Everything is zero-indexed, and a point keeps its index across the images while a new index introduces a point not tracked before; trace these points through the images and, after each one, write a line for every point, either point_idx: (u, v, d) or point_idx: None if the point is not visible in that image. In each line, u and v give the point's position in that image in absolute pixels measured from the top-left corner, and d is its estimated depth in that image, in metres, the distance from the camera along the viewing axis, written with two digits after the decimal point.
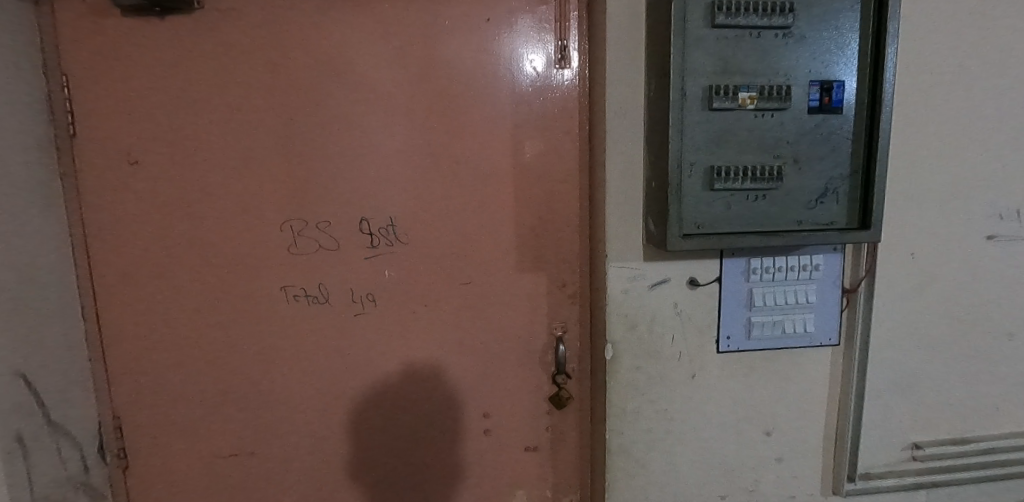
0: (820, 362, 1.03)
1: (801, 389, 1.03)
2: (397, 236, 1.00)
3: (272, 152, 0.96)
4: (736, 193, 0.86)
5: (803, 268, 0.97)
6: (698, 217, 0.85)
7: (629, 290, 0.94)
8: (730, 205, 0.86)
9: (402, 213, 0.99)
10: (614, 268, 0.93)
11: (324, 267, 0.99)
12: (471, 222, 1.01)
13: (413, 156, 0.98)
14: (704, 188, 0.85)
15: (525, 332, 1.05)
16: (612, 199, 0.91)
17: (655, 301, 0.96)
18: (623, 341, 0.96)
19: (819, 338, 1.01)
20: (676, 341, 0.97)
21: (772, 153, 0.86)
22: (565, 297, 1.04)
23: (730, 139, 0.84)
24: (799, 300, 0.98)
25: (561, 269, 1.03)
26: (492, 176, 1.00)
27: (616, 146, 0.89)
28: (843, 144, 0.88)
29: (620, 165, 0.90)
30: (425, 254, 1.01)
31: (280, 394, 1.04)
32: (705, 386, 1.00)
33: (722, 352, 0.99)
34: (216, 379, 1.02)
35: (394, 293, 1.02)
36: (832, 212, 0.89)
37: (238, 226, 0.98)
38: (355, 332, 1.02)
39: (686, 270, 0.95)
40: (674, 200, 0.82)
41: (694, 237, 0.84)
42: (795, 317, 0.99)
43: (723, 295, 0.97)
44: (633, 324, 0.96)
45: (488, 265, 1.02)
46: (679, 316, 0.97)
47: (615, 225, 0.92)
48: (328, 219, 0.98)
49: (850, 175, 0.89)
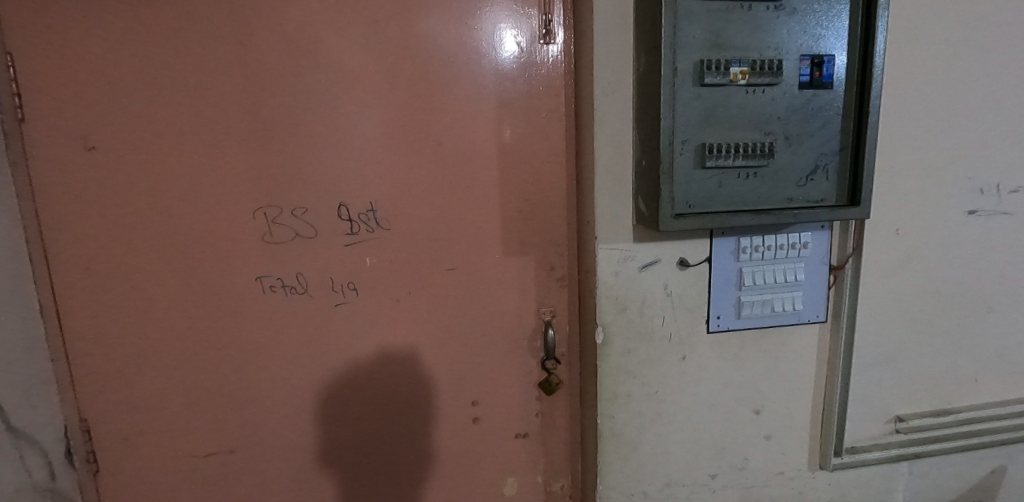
0: (808, 339, 1.03)
1: (789, 367, 1.04)
2: (378, 221, 0.96)
3: (242, 136, 0.91)
4: (727, 172, 0.84)
5: (791, 246, 0.97)
6: (690, 197, 0.83)
7: (619, 272, 0.92)
8: (722, 184, 0.84)
9: (382, 198, 0.95)
10: (603, 251, 0.91)
11: (301, 256, 0.95)
12: (456, 206, 0.97)
13: (393, 138, 0.94)
14: (696, 167, 0.82)
15: (513, 318, 1.02)
16: (601, 180, 0.89)
17: (646, 283, 0.94)
18: (613, 324, 0.94)
19: (807, 316, 1.01)
20: (667, 323, 0.96)
21: (763, 130, 0.84)
22: (553, 281, 1.02)
23: (721, 116, 0.82)
24: (787, 279, 0.98)
25: (548, 253, 1.01)
26: (476, 157, 0.96)
27: (604, 124, 0.86)
28: (833, 120, 0.87)
29: (609, 145, 0.87)
30: (408, 240, 0.97)
31: (260, 389, 1.00)
32: (695, 367, 0.99)
33: (712, 332, 0.98)
34: (191, 376, 0.98)
35: (376, 281, 0.98)
36: (822, 190, 0.88)
37: (208, 214, 0.92)
38: (338, 323, 0.98)
39: (676, 250, 0.94)
40: (666, 179, 0.80)
41: (686, 217, 0.82)
42: (783, 295, 0.98)
43: (713, 275, 0.96)
44: (623, 308, 0.94)
45: (474, 251, 0.99)
46: (669, 298, 0.95)
47: (604, 207, 0.90)
48: (304, 205, 0.93)
49: (839, 151, 0.88)
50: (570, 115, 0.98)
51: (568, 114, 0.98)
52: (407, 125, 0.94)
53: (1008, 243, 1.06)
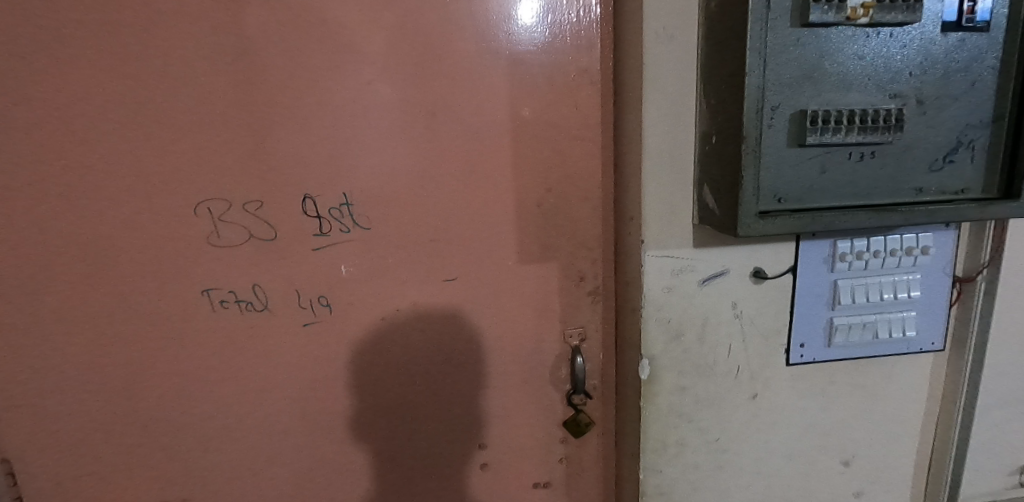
0: (917, 372, 0.79)
1: (890, 407, 0.80)
2: (356, 218, 0.74)
3: (174, 107, 0.67)
4: (834, 152, 0.59)
5: (905, 252, 0.72)
6: (782, 187, 0.59)
7: (673, 287, 0.69)
8: (825, 169, 0.60)
9: (360, 188, 0.73)
10: (653, 260, 0.68)
11: (259, 264, 0.74)
12: (457, 198, 0.75)
13: (372, 110, 0.71)
14: (791, 144, 0.58)
15: (532, 341, 0.80)
16: (651, 163, 0.65)
17: (708, 301, 0.71)
18: (663, 355, 0.72)
19: (919, 343, 0.76)
20: (734, 353, 0.73)
21: (887, 91, 0.59)
22: (583, 294, 0.79)
23: (829, 71, 0.58)
24: (898, 295, 0.73)
25: (577, 259, 0.78)
26: (484, 135, 0.73)
27: (657, 87, 0.63)
28: (987, 75, 0.61)
29: (663, 116, 0.64)
30: (397, 242, 0.75)
31: (216, 426, 0.80)
32: (768, 408, 0.76)
33: (792, 364, 0.75)
34: (128, 412, 0.78)
35: (356, 294, 0.77)
36: (964, 176, 0.63)
37: (133, 211, 0.70)
38: (307, 347, 0.78)
39: (749, 258, 0.70)
40: (750, 163, 0.56)
41: (776, 215, 0.58)
42: (891, 316, 0.74)
43: (798, 290, 0.72)
44: (677, 334, 0.71)
45: (481, 256, 0.77)
46: (738, 320, 0.72)
47: (655, 201, 0.66)
48: (260, 199, 0.71)
49: (993, 121, 0.62)
50: (607, 78, 0.74)
51: (605, 76, 0.74)
52: (390, 92, 0.70)
53: None
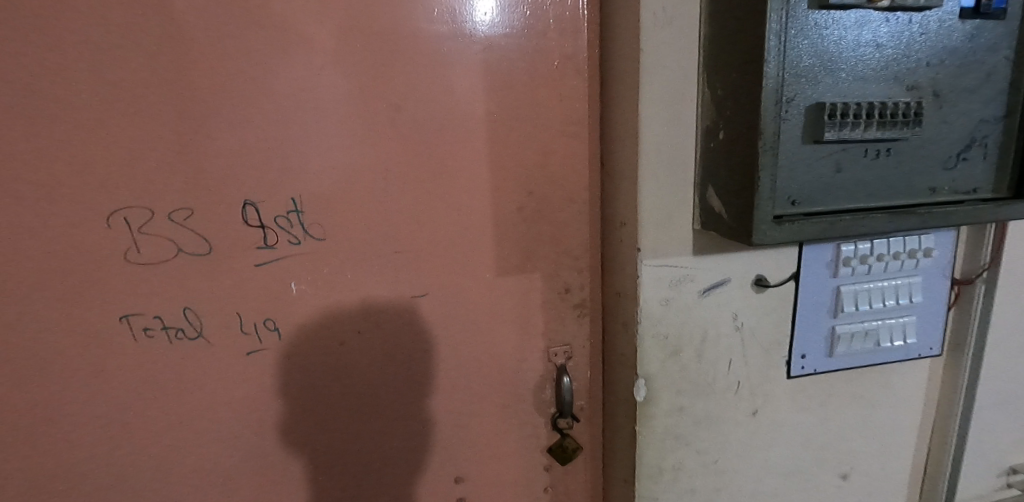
0: (915, 378, 0.75)
1: (888, 416, 0.76)
2: (306, 227, 0.63)
3: (67, 90, 0.53)
4: (850, 149, 0.54)
5: (909, 255, 0.68)
6: (796, 188, 0.52)
7: (672, 300, 0.62)
8: (841, 168, 0.54)
9: (310, 192, 0.62)
10: (650, 270, 0.61)
11: (189, 283, 0.61)
12: (427, 203, 0.65)
13: (325, 99, 0.60)
14: (806, 141, 0.52)
15: (513, 361, 0.72)
16: (649, 162, 0.57)
17: (708, 313, 0.64)
18: (660, 374, 0.65)
19: (919, 349, 0.73)
20: (734, 368, 0.67)
21: (905, 82, 0.54)
22: (569, 308, 0.71)
23: (847, 58, 0.52)
24: (900, 301, 0.69)
25: (562, 268, 0.70)
26: (458, 131, 0.63)
27: (657, 76, 0.55)
28: (1001, 67, 0.57)
29: (663, 109, 0.56)
30: (357, 255, 0.65)
31: (131, 486, 0.64)
32: (767, 424, 0.71)
33: (793, 377, 0.70)
34: (19, 481, 0.61)
35: (311, 317, 0.65)
36: (976, 175, 0.59)
37: (19, 223, 0.55)
38: (254, 380, 0.65)
39: (751, 265, 0.64)
40: (766, 161, 0.49)
41: (792, 221, 0.51)
42: (892, 323, 0.70)
43: (801, 298, 0.67)
44: (675, 350, 0.64)
45: (456, 268, 0.67)
46: (739, 333, 0.66)
47: (652, 204, 0.59)
48: (188, 206, 0.59)
49: (1005, 117, 0.58)
50: (594, 67, 0.66)
51: (592, 65, 0.66)
52: (346, 80, 0.60)
53: None
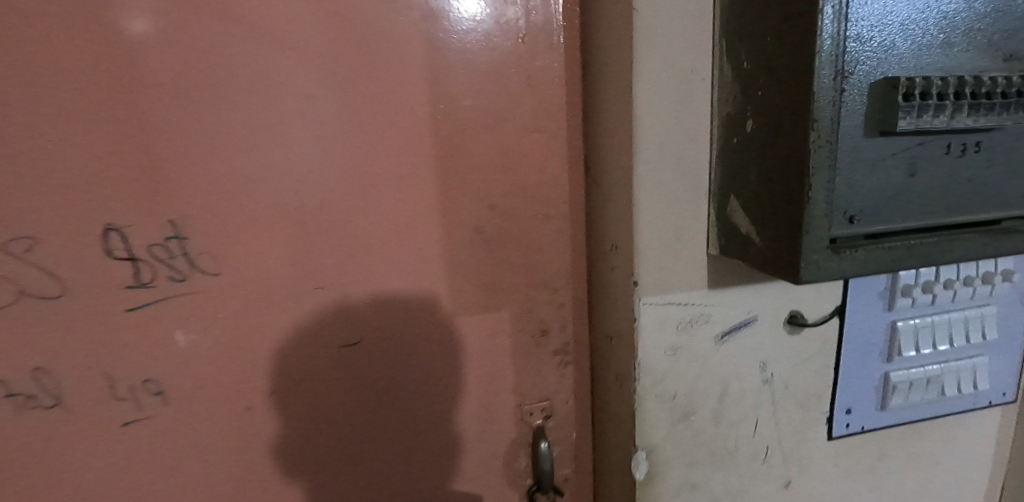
0: (982, 430, 0.60)
1: (949, 477, 0.61)
2: (194, 258, 0.44)
3: None
4: (927, 143, 0.38)
5: (981, 280, 0.53)
6: (858, 200, 0.37)
7: (681, 348, 0.47)
8: (916, 170, 0.38)
9: (190, 209, 0.43)
10: (651, 311, 0.45)
11: (27, 338, 0.42)
12: (355, 223, 0.48)
13: (197, 79, 0.41)
14: (870, 132, 0.37)
15: (478, 424, 0.55)
16: (649, 167, 0.42)
17: (729, 363, 0.49)
18: (667, 444, 0.49)
19: (990, 396, 0.58)
20: (762, 430, 0.52)
21: (1001, 50, 0.39)
22: (547, 354, 0.55)
23: (928, 15, 0.36)
24: (970, 339, 0.54)
25: (538, 304, 0.54)
26: (394, 124, 0.47)
27: (657, 46, 0.39)
28: None
29: (667, 92, 0.40)
30: (262, 294, 0.47)
31: None
32: (803, 497, 0.55)
33: (835, 438, 0.54)
34: None
35: (204, 380, 0.47)
36: None
37: None
38: (120, 466, 0.47)
39: (785, 299, 0.48)
40: (823, 162, 0.33)
41: (855, 246, 0.36)
42: (960, 366, 0.55)
43: (847, 339, 0.51)
44: (685, 413, 0.49)
45: (398, 308, 0.51)
46: (768, 387, 0.51)
47: (654, 223, 0.43)
48: (27, 225, 0.40)
49: None
50: (572, 40, 0.50)
51: (570, 37, 0.50)
52: (228, 53, 0.42)
53: None
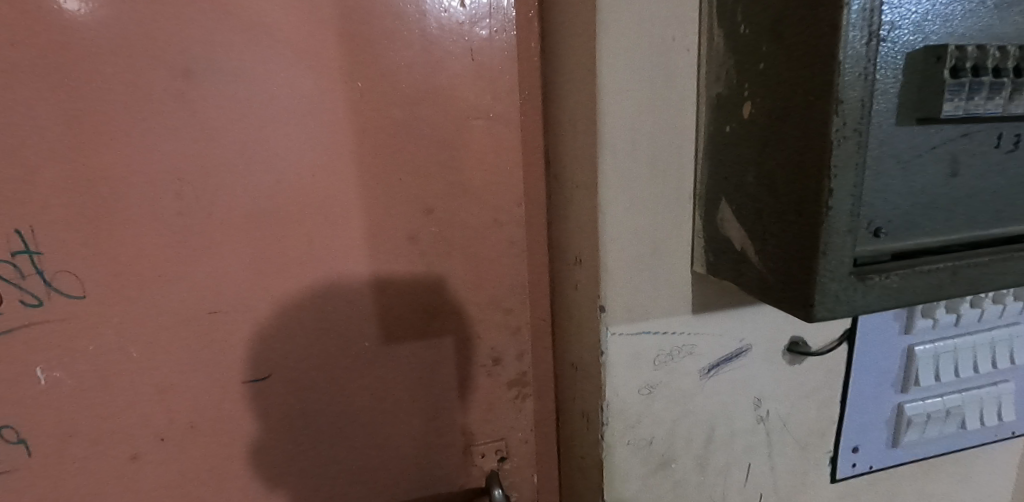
0: (1002, 462, 0.53)
1: None
2: (47, 279, 0.35)
3: None
4: (974, 134, 0.30)
5: (1013, 296, 0.45)
6: (886, 208, 0.28)
7: (658, 386, 0.38)
8: (958, 167, 0.30)
9: (27, 216, 0.34)
10: (621, 343, 0.36)
11: None
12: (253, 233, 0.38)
13: (24, 42, 0.31)
14: (903, 119, 0.28)
15: (419, 469, 0.47)
16: (616, 163, 0.32)
17: (716, 401, 0.40)
18: (640, 498, 0.41)
19: (1015, 426, 0.50)
20: (754, 476, 0.43)
21: None
22: (501, 386, 0.47)
23: None
24: (998, 364, 0.46)
25: (488, 329, 0.45)
26: (294, 106, 0.37)
27: (627, 4, 0.30)
28: None
29: (640, 67, 0.31)
30: (134, 323, 0.37)
31: None
32: None
33: (838, 480, 0.46)
34: None
35: (71, 428, 0.38)
36: None
37: None
38: None
39: (784, 323, 0.40)
40: (851, 159, 0.24)
41: (885, 270, 0.27)
42: (984, 395, 0.47)
43: (856, 368, 0.43)
44: (663, 462, 0.40)
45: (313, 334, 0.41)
46: (762, 426, 0.42)
47: (623, 235, 0.34)
48: None
49: None
50: (527, 3, 0.40)
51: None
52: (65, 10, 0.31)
53: None
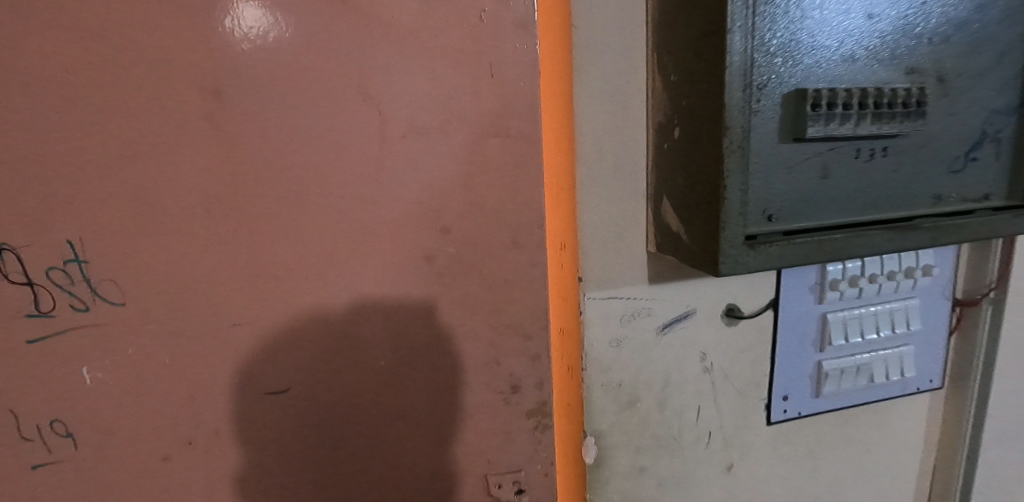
0: (912, 415, 0.65)
1: (885, 459, 0.65)
2: (94, 284, 0.29)
3: None
4: (838, 148, 0.42)
5: (904, 275, 0.57)
6: (773, 200, 0.41)
7: (624, 340, 0.50)
8: (828, 172, 0.42)
9: (70, 209, 0.28)
10: (595, 304, 0.48)
11: None
12: (259, 224, 0.30)
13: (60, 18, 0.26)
14: (784, 138, 0.40)
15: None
16: (589, 170, 0.45)
17: (670, 353, 0.52)
18: (613, 429, 0.52)
19: (917, 382, 0.62)
20: (705, 416, 0.55)
21: (902, 65, 0.43)
22: (520, 416, 0.38)
23: (831, 32, 0.40)
24: (896, 328, 0.58)
25: (505, 353, 0.36)
26: (354, 77, 0.30)
27: (593, 59, 0.42)
28: (1010, 48, 0.46)
29: (605, 101, 0.44)
30: (172, 341, 0.31)
31: None
32: (747, 480, 0.59)
33: (773, 423, 0.58)
34: None
35: (106, 440, 0.31)
36: (988, 178, 0.48)
37: None
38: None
39: (720, 293, 0.52)
40: (735, 165, 0.37)
41: (771, 241, 0.39)
42: (887, 354, 0.59)
43: (781, 330, 0.55)
44: (630, 400, 0.52)
45: (315, 355, 0.33)
46: (708, 375, 0.54)
47: (596, 223, 0.46)
48: None
49: (1019, 107, 0.48)
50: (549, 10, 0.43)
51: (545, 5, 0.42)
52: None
53: None
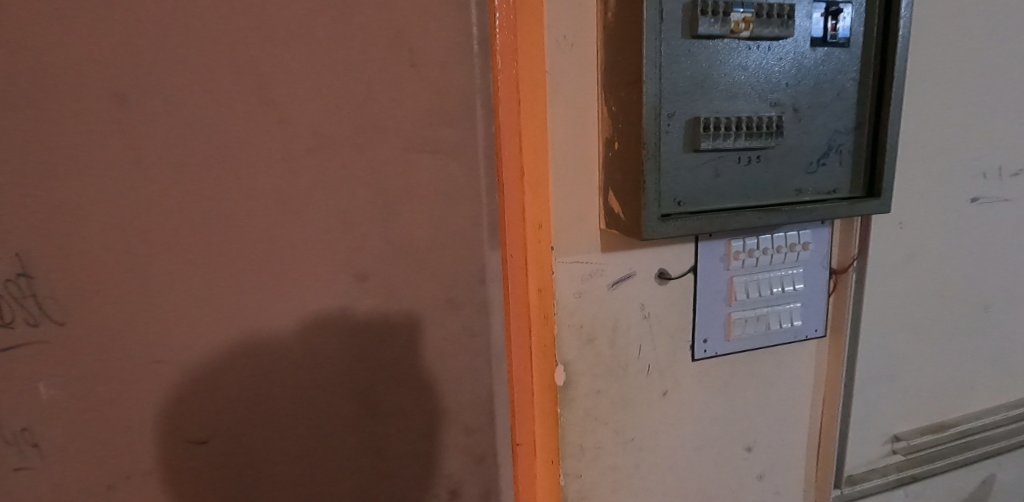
0: (804, 357, 0.86)
1: (784, 391, 0.86)
2: (41, 303, 0.48)
3: None
4: (725, 157, 0.63)
5: (790, 249, 0.77)
6: (679, 191, 0.61)
7: (584, 292, 0.69)
8: (719, 172, 0.63)
9: (104, 259, 0.49)
10: (563, 266, 0.67)
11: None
12: (271, 296, 0.55)
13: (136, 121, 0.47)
14: (686, 149, 0.61)
15: (354, 413, 0.61)
16: (558, 170, 0.64)
17: (618, 304, 0.71)
18: (577, 359, 0.71)
19: (805, 331, 0.83)
20: (645, 352, 0.75)
21: (769, 100, 0.64)
22: (467, 455, 0.68)
23: (718, 79, 0.61)
24: (786, 289, 0.79)
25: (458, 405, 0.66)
26: (342, 204, 0.56)
27: (560, 95, 0.62)
28: (848, 88, 0.68)
29: (569, 123, 0.63)
30: (141, 339, 0.51)
31: None
32: (679, 403, 0.79)
33: (697, 359, 0.78)
34: None
35: (73, 419, 0.51)
36: (835, 178, 0.69)
37: None
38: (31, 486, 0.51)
39: (653, 260, 0.72)
40: (651, 167, 0.58)
41: (677, 218, 0.60)
42: (780, 309, 0.80)
43: (699, 289, 0.75)
44: (590, 338, 0.71)
45: (288, 319, 0.56)
46: (647, 321, 0.74)
47: (563, 207, 0.65)
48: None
49: (855, 128, 0.69)
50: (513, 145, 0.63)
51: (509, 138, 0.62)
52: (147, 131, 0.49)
53: (1007, 232, 0.92)
